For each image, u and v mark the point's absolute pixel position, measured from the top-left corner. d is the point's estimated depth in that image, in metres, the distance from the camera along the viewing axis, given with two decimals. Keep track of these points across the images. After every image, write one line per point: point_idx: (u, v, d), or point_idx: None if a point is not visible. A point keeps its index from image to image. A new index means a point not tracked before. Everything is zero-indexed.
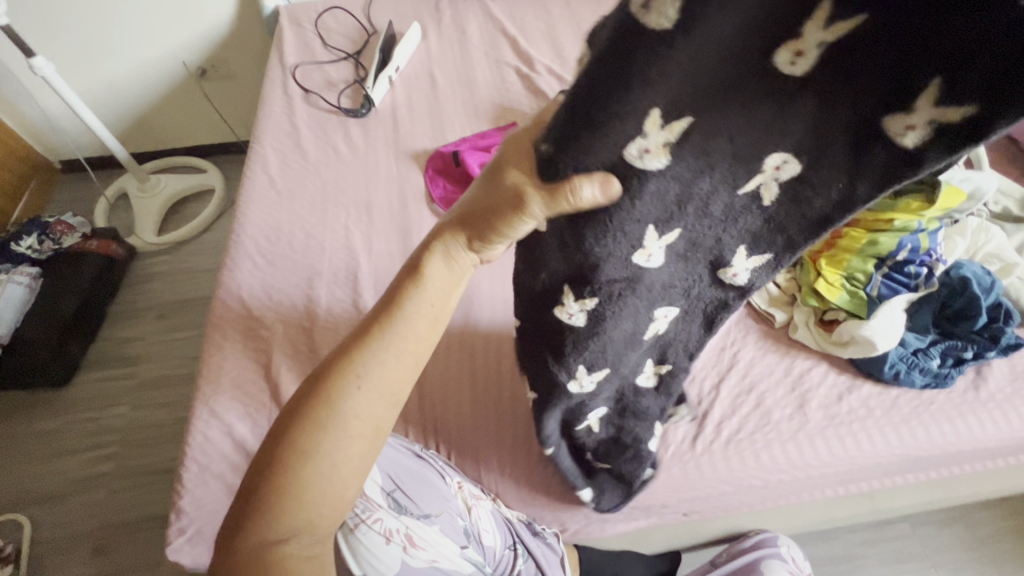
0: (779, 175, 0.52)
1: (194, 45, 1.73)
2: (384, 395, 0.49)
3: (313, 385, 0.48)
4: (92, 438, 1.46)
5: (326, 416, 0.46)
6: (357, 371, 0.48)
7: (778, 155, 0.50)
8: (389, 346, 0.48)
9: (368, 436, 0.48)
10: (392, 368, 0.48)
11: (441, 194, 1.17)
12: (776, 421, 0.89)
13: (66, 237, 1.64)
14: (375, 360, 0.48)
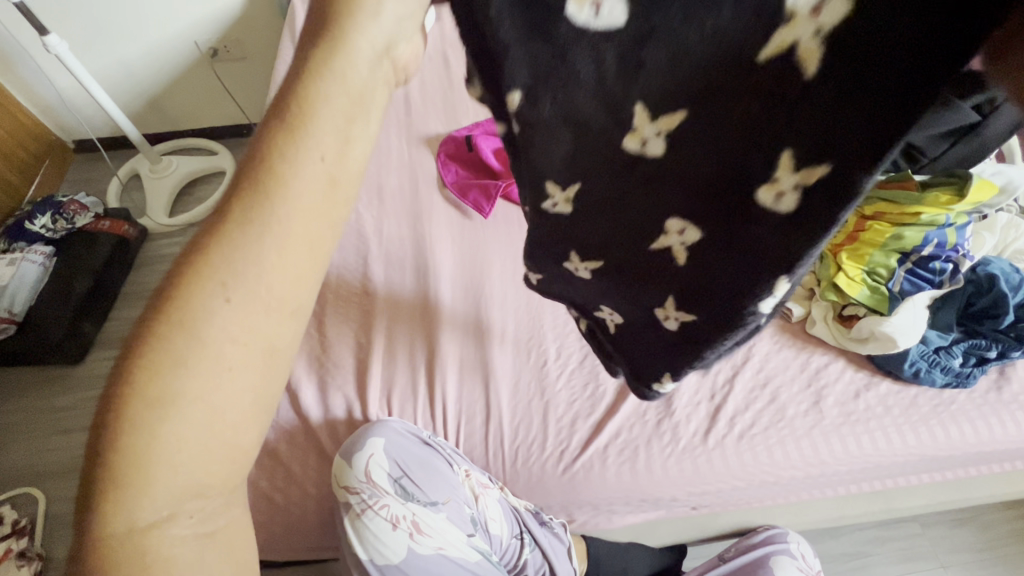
0: (820, 25, 0.31)
1: (206, 25, 1.71)
2: (265, 306, 0.34)
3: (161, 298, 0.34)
4: None
5: (183, 344, 0.33)
6: (216, 276, 0.33)
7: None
8: (270, 238, 0.33)
9: (252, 362, 0.34)
10: (278, 266, 0.34)
11: (453, 179, 1.14)
12: (791, 417, 0.87)
13: (79, 217, 1.65)
14: (245, 259, 0.33)
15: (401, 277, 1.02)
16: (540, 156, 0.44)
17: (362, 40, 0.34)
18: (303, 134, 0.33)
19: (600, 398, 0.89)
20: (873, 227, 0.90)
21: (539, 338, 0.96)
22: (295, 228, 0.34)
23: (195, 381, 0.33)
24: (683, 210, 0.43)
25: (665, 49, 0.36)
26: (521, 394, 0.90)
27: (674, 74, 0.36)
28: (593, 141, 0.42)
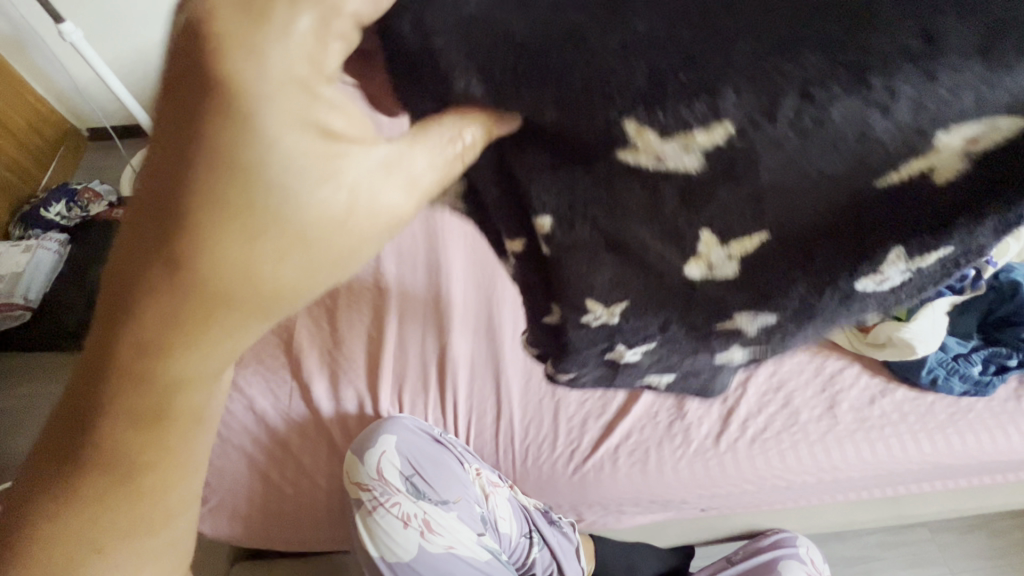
0: (966, 152, 0.27)
1: None
2: (153, 487, 0.32)
3: (75, 433, 0.31)
4: None
5: (79, 506, 0.33)
6: (95, 454, 0.31)
7: (954, 130, 0.26)
8: (140, 443, 0.30)
9: (160, 528, 0.35)
10: (169, 452, 0.31)
11: None
12: (804, 422, 0.86)
13: (93, 205, 1.69)
14: (122, 445, 0.30)
15: (413, 270, 1.01)
16: (575, 285, 0.35)
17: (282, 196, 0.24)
18: (182, 320, 0.26)
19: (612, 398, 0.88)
20: None
21: None
22: (185, 384, 0.28)
23: (114, 512, 0.33)
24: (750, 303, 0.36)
25: (755, 186, 0.29)
26: (532, 393, 0.90)
27: (754, 203, 0.30)
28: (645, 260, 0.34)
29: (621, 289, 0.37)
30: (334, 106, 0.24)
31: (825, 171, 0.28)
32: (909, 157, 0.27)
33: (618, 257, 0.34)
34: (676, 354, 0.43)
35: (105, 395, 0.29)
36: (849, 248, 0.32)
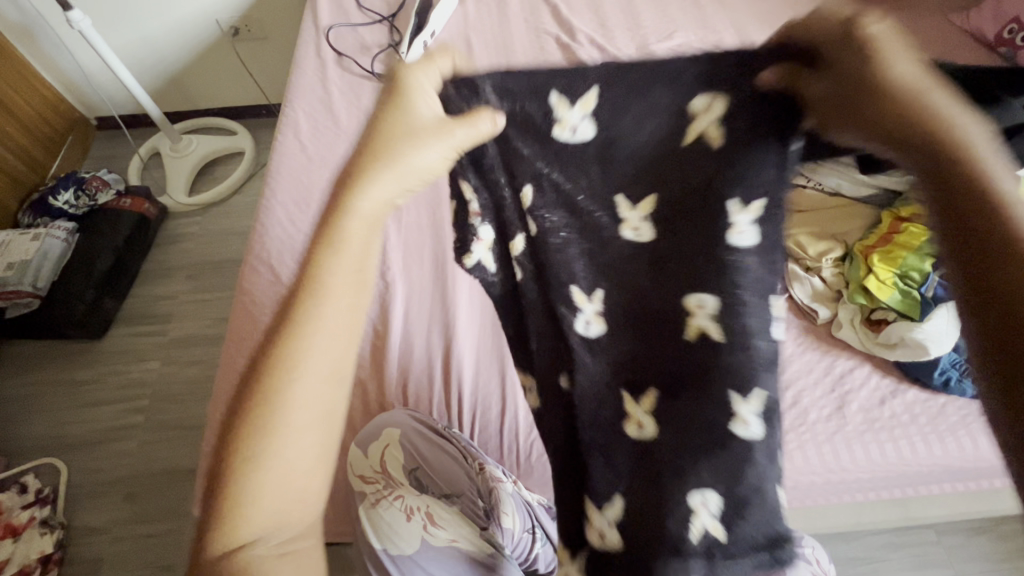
0: (709, 120, 0.50)
1: (229, 4, 1.77)
2: (331, 376, 0.45)
3: (278, 335, 0.44)
4: (123, 391, 1.54)
5: (269, 404, 0.43)
6: (292, 351, 0.44)
7: (703, 98, 0.50)
8: (323, 334, 0.44)
9: (323, 424, 0.45)
10: (342, 341, 0.45)
11: None
12: (813, 422, 0.85)
13: (102, 193, 1.71)
14: (315, 336, 0.44)
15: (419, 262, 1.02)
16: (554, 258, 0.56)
17: (405, 151, 0.47)
18: (360, 231, 0.46)
19: None
20: (908, 229, 0.88)
21: None
22: (359, 279, 0.46)
23: (301, 400, 0.44)
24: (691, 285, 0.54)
25: (639, 173, 0.54)
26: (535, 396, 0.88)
27: (644, 179, 0.54)
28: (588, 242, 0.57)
29: (591, 257, 0.57)
30: (428, 101, 0.49)
31: (657, 159, 0.53)
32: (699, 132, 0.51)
33: (559, 236, 0.56)
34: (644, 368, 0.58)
35: (303, 298, 0.45)
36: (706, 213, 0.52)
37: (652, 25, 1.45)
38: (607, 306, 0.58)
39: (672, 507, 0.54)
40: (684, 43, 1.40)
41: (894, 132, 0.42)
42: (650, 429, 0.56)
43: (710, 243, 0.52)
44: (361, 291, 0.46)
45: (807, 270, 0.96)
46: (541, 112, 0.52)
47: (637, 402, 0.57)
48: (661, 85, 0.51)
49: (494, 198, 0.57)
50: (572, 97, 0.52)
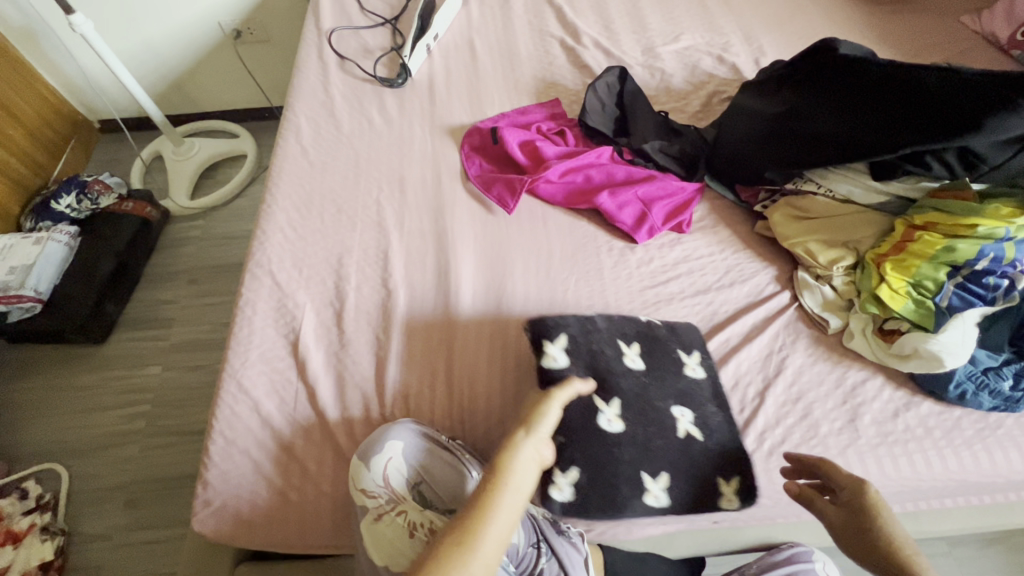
0: (820, 303, 0.93)
1: (232, 7, 1.78)
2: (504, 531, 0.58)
3: (478, 498, 0.59)
4: (124, 396, 1.54)
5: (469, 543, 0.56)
6: (488, 509, 0.58)
7: (808, 299, 0.94)
8: (510, 501, 0.60)
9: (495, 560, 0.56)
10: (513, 507, 0.60)
11: (477, 173, 1.13)
12: (824, 435, 0.83)
13: (104, 197, 1.72)
14: (499, 500, 0.59)
15: (422, 272, 1.00)
16: (554, 326, 0.84)
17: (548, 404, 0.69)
18: (522, 445, 0.64)
19: None
20: (922, 237, 0.85)
21: None
22: (522, 470, 0.62)
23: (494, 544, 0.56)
24: (629, 335, 0.87)
25: (626, 323, 0.88)
26: None
27: (628, 320, 0.89)
28: (577, 331, 0.84)
29: (580, 332, 0.85)
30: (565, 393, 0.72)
31: (655, 322, 0.89)
32: (811, 310, 0.93)
33: (579, 334, 0.84)
34: (651, 369, 0.84)
35: (490, 480, 0.61)
36: (666, 333, 0.89)
37: (656, 26, 1.44)
38: (567, 344, 0.83)
39: (656, 415, 0.80)
40: (689, 46, 1.39)
41: (871, 527, 0.66)
42: (640, 364, 0.84)
43: (666, 330, 0.88)
44: (524, 477, 0.62)
45: (816, 278, 0.95)
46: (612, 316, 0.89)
47: (630, 348, 0.85)
48: (753, 301, 0.96)
49: (540, 321, 0.85)
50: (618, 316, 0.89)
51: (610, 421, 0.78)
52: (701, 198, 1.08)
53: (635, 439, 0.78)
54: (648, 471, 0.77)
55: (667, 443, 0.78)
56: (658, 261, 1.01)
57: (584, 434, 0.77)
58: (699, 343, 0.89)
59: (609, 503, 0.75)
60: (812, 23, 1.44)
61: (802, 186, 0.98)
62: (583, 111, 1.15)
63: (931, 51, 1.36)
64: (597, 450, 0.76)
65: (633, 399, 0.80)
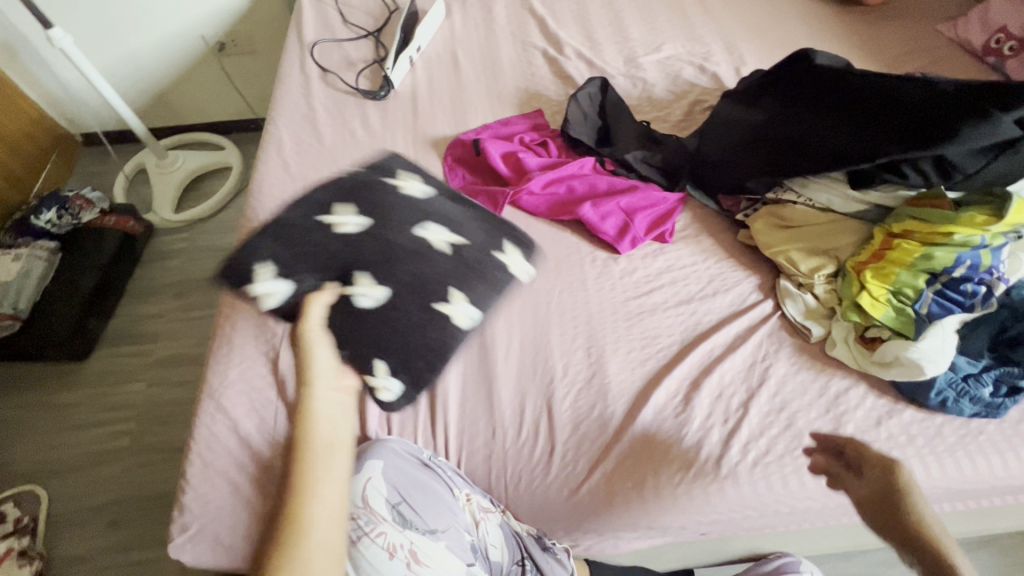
0: (802, 312, 0.93)
1: (215, 19, 1.77)
2: (331, 494, 0.58)
3: (289, 484, 0.58)
4: (107, 413, 1.51)
5: (298, 528, 0.55)
6: (304, 485, 0.57)
7: (790, 307, 0.94)
8: (322, 467, 0.58)
9: (336, 526, 0.57)
10: (323, 466, 0.59)
11: (460, 185, 1.13)
12: (808, 445, 0.82)
13: (86, 211, 1.69)
14: (308, 470, 0.58)
15: None
16: (244, 250, 0.73)
17: (311, 354, 0.65)
18: (307, 416, 0.60)
19: (607, 421, 0.85)
20: (900, 245, 0.86)
21: (545, 354, 0.91)
22: (326, 430, 0.60)
23: (325, 513, 0.57)
24: (329, 218, 0.78)
25: (291, 222, 0.77)
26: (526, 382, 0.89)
27: (291, 211, 0.78)
28: (268, 243, 0.74)
29: (258, 243, 0.75)
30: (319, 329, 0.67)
31: (320, 202, 0.80)
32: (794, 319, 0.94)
33: (247, 247, 0.74)
34: (366, 229, 0.78)
35: (296, 459, 0.58)
36: (361, 196, 0.82)
37: (639, 37, 1.45)
38: (270, 268, 0.72)
39: (414, 254, 0.77)
40: (671, 56, 1.40)
41: (897, 506, 0.64)
42: (357, 223, 0.78)
43: (366, 194, 0.81)
44: (330, 436, 0.60)
45: (798, 286, 0.96)
46: (292, 221, 0.78)
47: (340, 215, 0.79)
48: (737, 311, 0.96)
49: (246, 250, 0.74)
50: (326, 211, 0.79)
51: (368, 292, 0.74)
52: (683, 207, 1.08)
53: (403, 282, 0.75)
54: (441, 297, 0.76)
55: (440, 278, 0.77)
56: (641, 272, 1.01)
57: (359, 315, 0.73)
58: (381, 196, 0.82)
59: (423, 354, 0.75)
60: (792, 31, 1.45)
61: (783, 195, 0.98)
62: (566, 122, 1.15)
63: (908, 56, 1.38)
64: (373, 321, 0.73)
65: (374, 263, 0.75)
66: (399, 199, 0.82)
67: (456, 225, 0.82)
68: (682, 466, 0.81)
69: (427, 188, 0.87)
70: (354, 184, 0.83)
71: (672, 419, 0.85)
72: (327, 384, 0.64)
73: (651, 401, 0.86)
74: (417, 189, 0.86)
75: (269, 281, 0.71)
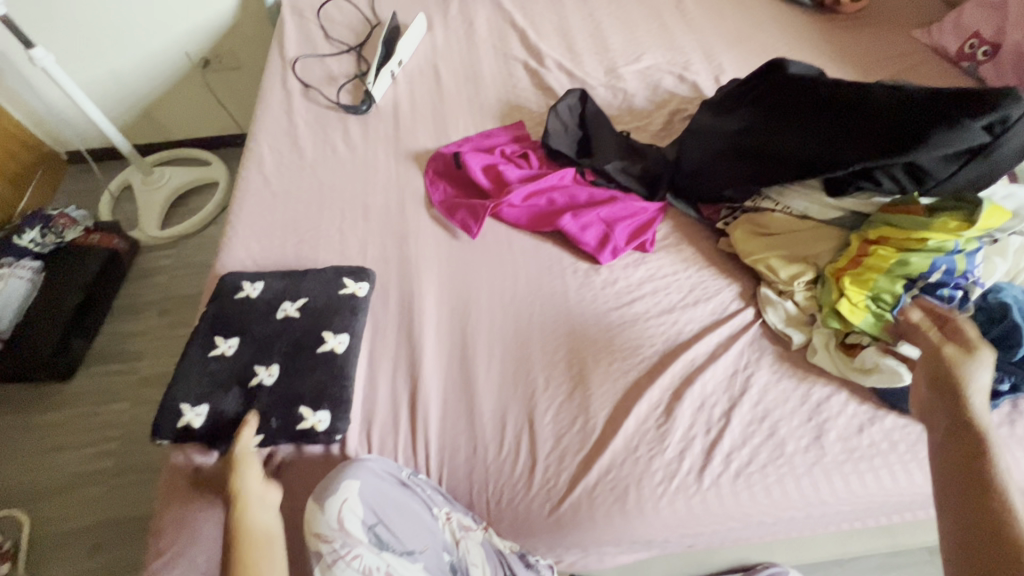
0: (783, 320, 0.94)
1: (199, 36, 1.78)
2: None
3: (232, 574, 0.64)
4: (91, 434, 1.49)
5: None
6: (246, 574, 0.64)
7: (772, 315, 0.94)
8: (264, 556, 0.66)
9: None
10: (263, 554, 0.66)
11: (441, 198, 1.13)
12: (790, 453, 0.82)
13: (69, 230, 1.68)
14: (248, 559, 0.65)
15: (385, 302, 0.99)
16: (169, 399, 0.83)
17: (245, 465, 0.74)
18: (242, 515, 0.68)
19: (590, 433, 0.84)
20: (876, 251, 0.86)
21: (527, 368, 0.91)
22: (264, 524, 0.69)
23: None
24: (213, 346, 0.88)
25: (191, 358, 0.87)
26: (506, 395, 0.88)
27: (195, 341, 0.89)
28: (184, 388, 0.84)
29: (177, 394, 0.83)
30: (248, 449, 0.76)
31: (200, 334, 0.90)
32: (774, 327, 0.94)
33: (166, 398, 0.83)
34: (251, 338, 0.89)
35: (235, 552, 0.65)
36: (234, 308, 0.92)
37: (619, 47, 1.46)
38: (193, 403, 0.82)
39: (298, 332, 0.90)
40: (652, 65, 1.41)
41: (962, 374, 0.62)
42: (232, 344, 0.88)
43: (240, 311, 0.92)
44: (267, 529, 0.69)
45: (779, 293, 0.96)
46: (188, 359, 0.87)
47: (226, 340, 0.89)
48: (718, 319, 0.96)
49: (166, 406, 0.83)
50: (211, 345, 0.89)
51: (268, 375, 0.85)
52: (664, 216, 1.08)
53: (291, 356, 0.87)
54: (330, 332, 0.90)
55: (318, 335, 0.89)
56: (622, 282, 1.01)
57: (275, 392, 0.83)
58: (255, 301, 0.93)
59: (337, 391, 0.84)
60: (772, 38, 1.47)
61: (761, 203, 0.99)
62: (546, 134, 1.16)
63: (888, 61, 1.40)
64: (280, 389, 0.84)
65: (259, 355, 0.87)
66: (268, 302, 0.93)
67: (315, 290, 0.95)
68: (665, 477, 0.81)
69: (270, 281, 0.96)
70: (223, 309, 0.93)
71: (654, 430, 0.84)
72: (260, 488, 0.73)
73: (634, 412, 0.85)
74: (265, 288, 0.95)
75: (194, 421, 0.81)
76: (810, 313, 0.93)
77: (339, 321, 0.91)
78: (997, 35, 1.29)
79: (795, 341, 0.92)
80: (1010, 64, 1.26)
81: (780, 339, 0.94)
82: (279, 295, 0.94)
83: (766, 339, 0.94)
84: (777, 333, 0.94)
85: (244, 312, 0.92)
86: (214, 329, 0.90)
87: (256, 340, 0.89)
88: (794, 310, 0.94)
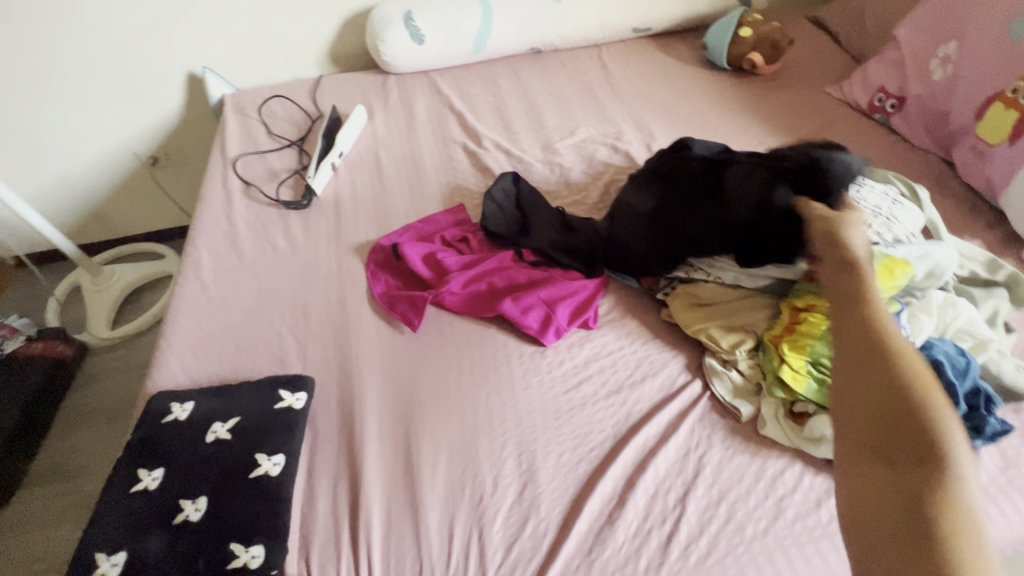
0: (731, 392, 0.92)
1: (147, 137, 1.79)
2: None
3: None
4: (27, 566, 1.37)
5: None
6: None
7: (719, 387, 0.93)
8: None
9: None
10: None
11: (383, 290, 1.12)
12: (750, 538, 0.79)
13: (10, 341, 1.62)
14: None
15: (327, 409, 0.95)
16: (89, 543, 0.77)
17: None
18: None
19: (542, 537, 0.80)
20: (807, 318, 0.88)
21: (474, 469, 0.87)
22: None
23: None
24: (136, 479, 0.83)
25: (113, 497, 0.82)
26: (452, 503, 0.84)
27: (117, 473, 0.84)
28: (105, 528, 0.79)
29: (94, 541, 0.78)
30: None
31: (124, 466, 0.85)
32: (722, 399, 0.92)
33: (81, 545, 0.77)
34: (177, 467, 0.84)
35: None
36: (162, 434, 0.88)
37: (554, 123, 1.52)
38: (112, 551, 0.77)
39: (232, 458, 0.85)
40: (586, 138, 1.46)
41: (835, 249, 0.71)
42: (157, 475, 0.83)
43: (168, 435, 0.87)
44: None
45: (723, 362, 0.95)
46: (109, 496, 0.82)
47: (152, 472, 0.84)
48: (666, 396, 0.95)
49: (81, 558, 0.76)
50: (136, 479, 0.83)
51: (194, 511, 0.80)
52: (605, 291, 1.09)
53: (222, 483, 0.82)
54: (263, 452, 0.85)
55: (251, 458, 0.85)
56: (568, 364, 0.99)
57: (204, 529, 0.78)
58: (185, 424, 0.89)
59: (271, 524, 0.79)
60: (698, 103, 1.55)
61: (693, 275, 1.01)
62: (483, 218, 1.17)
63: (808, 116, 1.49)
64: (209, 524, 0.79)
65: (187, 487, 0.82)
66: (198, 423, 0.88)
67: (248, 406, 0.91)
68: None
69: (201, 401, 0.92)
70: (149, 435, 0.88)
71: (607, 527, 0.80)
72: None
73: (587, 509, 0.82)
74: (195, 408, 0.91)
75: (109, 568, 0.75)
76: (755, 382, 0.92)
77: (272, 443, 0.86)
78: (900, 89, 1.39)
79: (744, 412, 0.90)
80: (918, 114, 1.34)
81: (730, 411, 0.92)
82: (211, 415, 0.90)
83: (716, 413, 0.92)
84: (726, 405, 0.92)
85: (171, 438, 0.87)
86: (138, 459, 0.85)
87: (188, 465, 0.84)
88: (740, 380, 0.93)
